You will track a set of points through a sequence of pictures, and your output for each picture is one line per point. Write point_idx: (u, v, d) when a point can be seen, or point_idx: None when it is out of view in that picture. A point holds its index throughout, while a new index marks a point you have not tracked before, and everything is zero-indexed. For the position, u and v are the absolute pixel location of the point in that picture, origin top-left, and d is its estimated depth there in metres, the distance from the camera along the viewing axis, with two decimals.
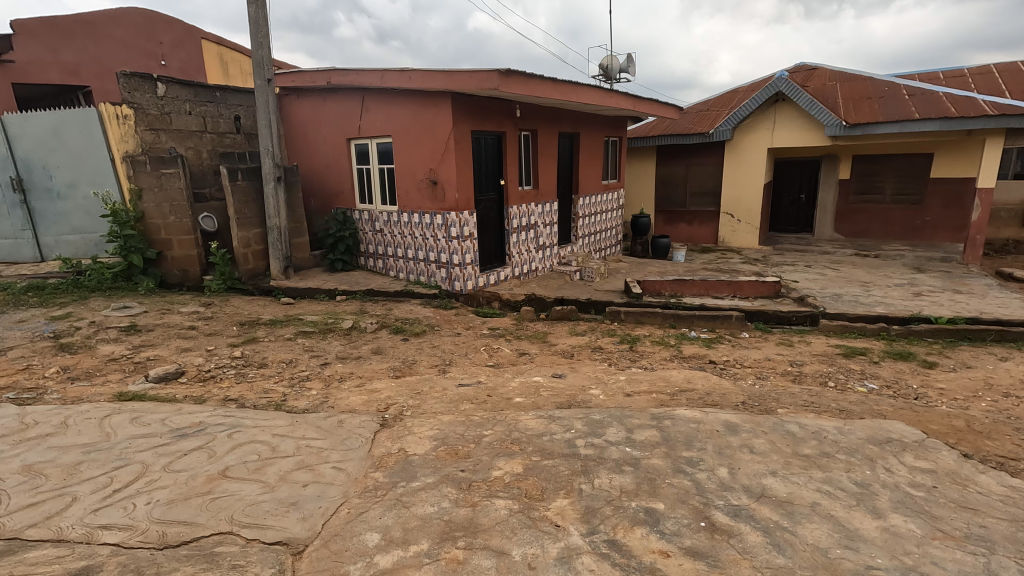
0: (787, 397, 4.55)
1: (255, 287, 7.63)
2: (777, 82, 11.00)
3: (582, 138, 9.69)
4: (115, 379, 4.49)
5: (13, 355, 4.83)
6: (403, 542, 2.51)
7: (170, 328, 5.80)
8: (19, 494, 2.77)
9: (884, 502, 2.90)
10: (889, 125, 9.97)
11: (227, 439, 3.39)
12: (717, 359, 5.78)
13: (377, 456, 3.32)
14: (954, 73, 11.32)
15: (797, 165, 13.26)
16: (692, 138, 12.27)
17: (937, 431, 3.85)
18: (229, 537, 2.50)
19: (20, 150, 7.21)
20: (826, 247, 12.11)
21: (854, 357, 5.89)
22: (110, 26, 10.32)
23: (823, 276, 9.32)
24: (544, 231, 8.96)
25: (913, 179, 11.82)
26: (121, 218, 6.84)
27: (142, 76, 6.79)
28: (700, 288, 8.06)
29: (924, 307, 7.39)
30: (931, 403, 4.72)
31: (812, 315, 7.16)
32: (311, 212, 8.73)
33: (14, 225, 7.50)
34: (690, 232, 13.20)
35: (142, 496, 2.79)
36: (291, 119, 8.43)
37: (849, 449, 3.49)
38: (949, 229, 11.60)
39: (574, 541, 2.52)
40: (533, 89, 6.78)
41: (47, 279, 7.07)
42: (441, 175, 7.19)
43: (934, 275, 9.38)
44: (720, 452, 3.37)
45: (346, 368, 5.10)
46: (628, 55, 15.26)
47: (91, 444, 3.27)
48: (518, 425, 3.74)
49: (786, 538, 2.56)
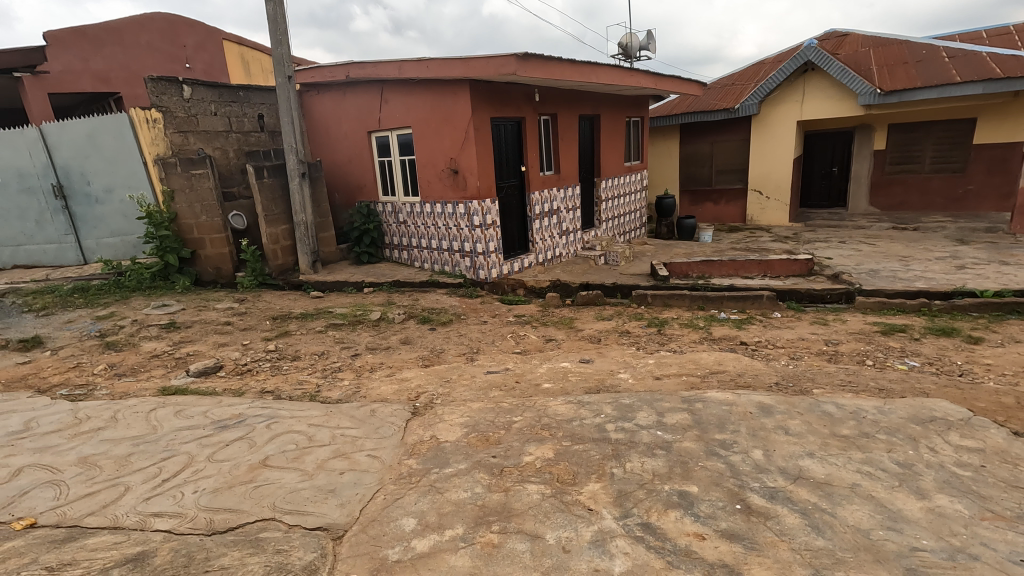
0: (823, 376, 4.45)
1: (285, 282, 7.80)
2: (805, 52, 10.57)
3: (602, 120, 9.52)
4: (158, 374, 4.69)
5: (63, 354, 5.08)
6: (438, 526, 2.56)
7: (207, 324, 6.01)
8: (77, 484, 2.93)
9: (929, 482, 2.81)
10: (928, 91, 9.48)
11: (266, 430, 3.50)
12: (749, 341, 5.66)
13: (410, 444, 3.38)
14: (999, 31, 10.66)
15: (828, 137, 12.78)
16: (716, 114, 11.94)
17: (984, 409, 3.70)
18: (273, 524, 2.60)
19: (60, 157, 7.49)
20: (861, 221, 11.67)
21: (893, 335, 5.69)
22: (136, 32, 10.59)
23: (859, 252, 9.00)
24: (567, 216, 8.88)
25: (954, 147, 11.25)
26: (155, 220, 7.07)
27: (168, 80, 6.95)
28: (728, 268, 7.88)
29: (968, 280, 7.07)
30: (977, 379, 4.54)
31: (847, 292, 6.93)
32: (335, 206, 8.86)
33: (57, 230, 7.84)
34: (717, 211, 12.89)
35: (189, 485, 2.91)
36: (313, 115, 8.53)
37: (890, 429, 3.38)
38: (993, 198, 11.05)
39: (608, 524, 2.53)
40: (552, 72, 6.69)
41: (91, 281, 7.39)
42: (462, 163, 7.19)
43: (978, 246, 8.95)
44: (754, 434, 3.31)
45: (377, 359, 5.19)
46: (648, 33, 14.88)
47: (140, 437, 3.43)
48: (548, 411, 3.76)
49: (826, 519, 2.52)
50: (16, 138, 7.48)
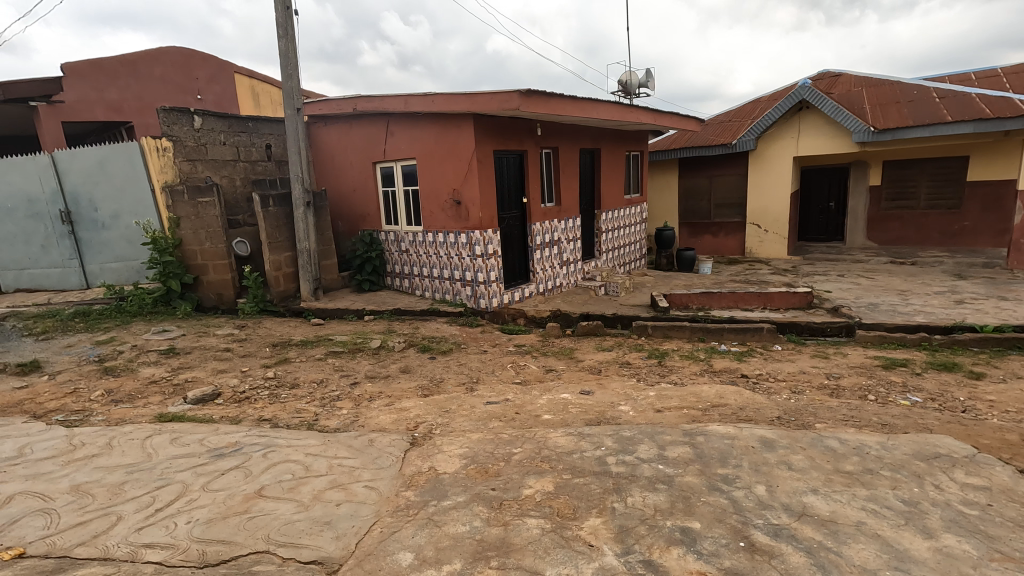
0: (825, 411, 4.41)
1: (286, 309, 7.82)
2: (799, 90, 10.86)
3: (602, 153, 9.72)
4: (155, 401, 4.64)
5: (60, 379, 5.05)
6: (436, 561, 2.50)
7: (207, 351, 5.99)
8: (68, 513, 2.88)
9: (935, 521, 2.77)
10: (921, 129, 9.71)
11: (262, 459, 3.46)
12: (750, 373, 5.64)
13: (408, 475, 3.34)
14: (987, 73, 10.99)
15: (824, 172, 13.02)
16: (714, 149, 12.18)
17: (989, 446, 3.66)
18: (266, 557, 2.54)
19: (69, 184, 7.62)
20: (859, 255, 11.77)
21: (894, 369, 5.68)
22: (151, 65, 10.94)
23: (857, 286, 9.05)
24: (568, 247, 8.96)
25: (948, 184, 11.45)
26: (160, 246, 7.15)
27: (180, 110, 7.12)
28: (729, 300, 7.91)
29: (967, 315, 7.09)
30: (981, 416, 4.50)
31: (847, 326, 6.93)
32: (339, 234, 8.95)
33: (62, 255, 7.90)
34: (715, 243, 13.02)
35: (183, 515, 2.86)
36: (320, 145, 8.71)
37: (894, 465, 3.34)
38: (990, 234, 11.17)
39: (609, 561, 2.48)
40: (553, 108, 6.87)
41: (92, 305, 7.40)
42: (465, 195, 7.31)
43: (976, 281, 9.01)
44: (757, 469, 3.27)
45: (376, 388, 5.16)
46: (647, 71, 15.32)
47: (134, 464, 3.39)
48: (548, 443, 3.72)
49: (831, 558, 2.47)
50: (28, 164, 7.61)
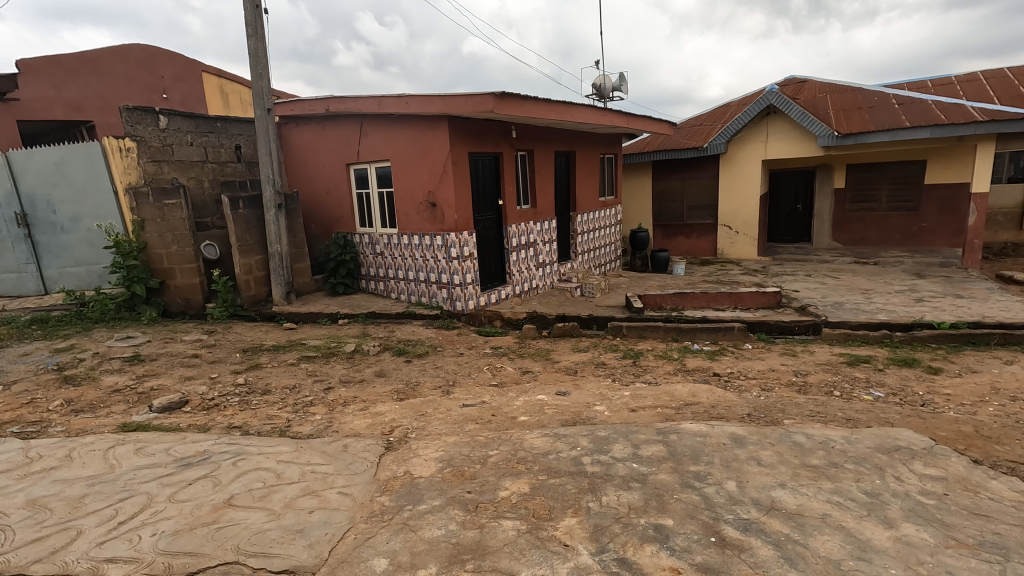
0: (793, 407, 4.53)
1: (257, 313, 7.66)
2: (767, 95, 11.15)
3: (577, 156, 9.82)
4: (118, 410, 4.48)
5: (16, 390, 4.81)
6: (411, 566, 2.49)
7: (174, 357, 5.83)
8: (24, 530, 2.75)
9: (895, 511, 2.87)
10: (882, 134, 10.09)
11: (232, 467, 3.38)
12: (721, 372, 5.75)
13: (383, 480, 3.31)
14: (943, 80, 11.49)
15: (791, 175, 13.38)
16: (686, 152, 12.41)
17: (945, 438, 3.82)
18: (235, 567, 2.48)
19: (25, 185, 7.28)
20: (825, 256, 12.16)
21: (858, 365, 5.88)
22: (113, 62, 10.56)
23: (823, 285, 9.36)
24: (544, 249, 9.02)
25: (908, 187, 11.92)
26: (123, 249, 6.92)
27: (144, 109, 6.91)
28: (701, 300, 8.08)
29: (926, 312, 7.38)
30: (938, 408, 4.70)
31: (814, 324, 7.15)
32: (311, 237, 8.83)
33: (17, 259, 7.52)
34: (688, 244, 13.26)
35: (147, 527, 2.77)
36: (292, 145, 8.57)
37: (857, 458, 3.46)
38: (946, 235, 11.65)
39: (584, 560, 2.50)
40: (527, 111, 6.89)
41: (51, 312, 7.12)
42: (440, 197, 7.27)
43: (934, 280, 9.40)
44: (727, 465, 3.35)
45: (351, 393, 5.07)
46: (620, 74, 15.54)
47: (96, 476, 3.26)
48: (524, 444, 3.73)
49: (797, 551, 2.54)
50: None
